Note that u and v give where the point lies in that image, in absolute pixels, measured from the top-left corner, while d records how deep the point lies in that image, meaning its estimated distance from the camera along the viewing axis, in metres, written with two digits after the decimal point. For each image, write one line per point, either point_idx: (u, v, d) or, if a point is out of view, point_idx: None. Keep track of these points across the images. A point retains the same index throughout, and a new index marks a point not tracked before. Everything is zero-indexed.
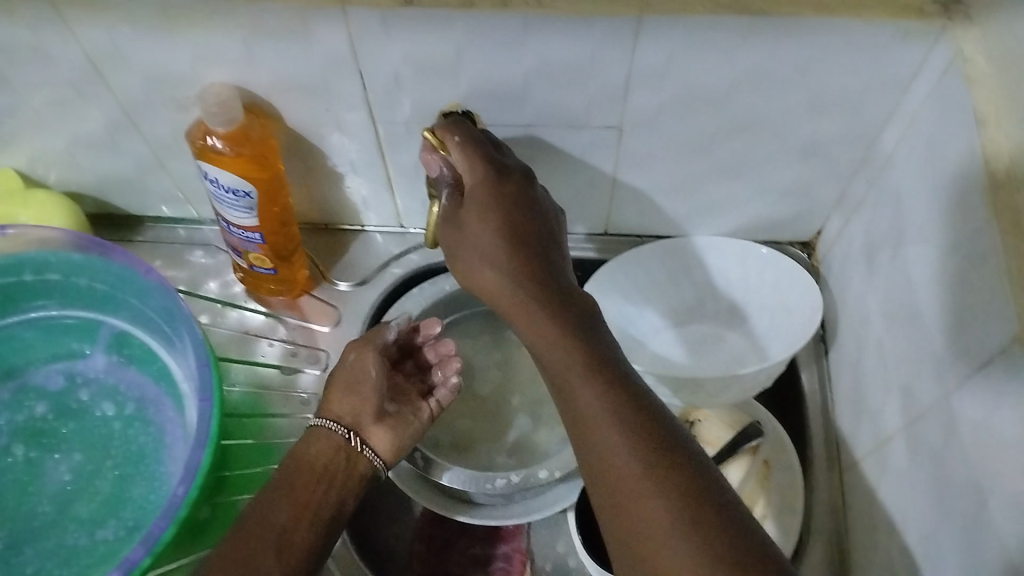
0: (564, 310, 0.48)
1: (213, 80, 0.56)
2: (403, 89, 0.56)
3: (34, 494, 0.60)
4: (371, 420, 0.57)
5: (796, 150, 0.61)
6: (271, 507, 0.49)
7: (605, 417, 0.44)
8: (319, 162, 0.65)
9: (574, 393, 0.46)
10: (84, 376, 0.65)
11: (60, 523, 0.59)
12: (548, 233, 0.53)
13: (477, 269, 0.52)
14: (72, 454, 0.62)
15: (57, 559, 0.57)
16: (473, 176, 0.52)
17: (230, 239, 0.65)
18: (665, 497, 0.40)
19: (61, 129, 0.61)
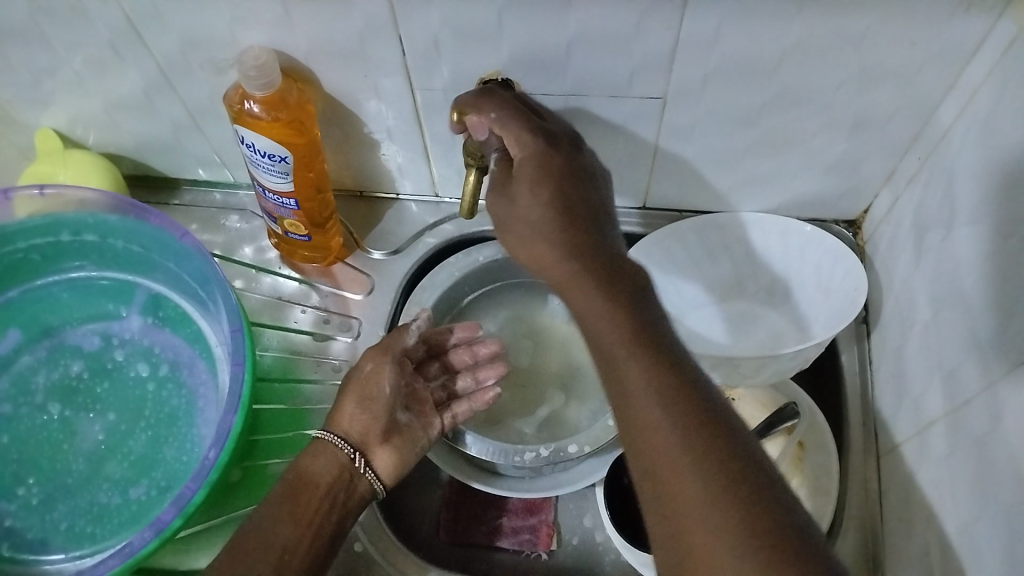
0: (610, 279, 0.47)
1: (251, 43, 0.55)
2: (442, 55, 0.55)
3: (69, 452, 0.61)
4: (377, 440, 0.57)
5: (846, 125, 0.59)
6: (273, 524, 0.51)
7: (645, 390, 0.43)
8: (356, 129, 0.64)
9: (618, 365, 0.45)
10: (119, 337, 0.65)
11: (95, 482, 0.59)
12: (597, 200, 0.52)
13: (523, 237, 0.51)
14: (106, 412, 0.62)
15: (91, 516, 0.58)
16: (521, 143, 0.52)
17: (265, 204, 0.65)
18: (706, 473, 0.39)
19: (99, 90, 0.61)
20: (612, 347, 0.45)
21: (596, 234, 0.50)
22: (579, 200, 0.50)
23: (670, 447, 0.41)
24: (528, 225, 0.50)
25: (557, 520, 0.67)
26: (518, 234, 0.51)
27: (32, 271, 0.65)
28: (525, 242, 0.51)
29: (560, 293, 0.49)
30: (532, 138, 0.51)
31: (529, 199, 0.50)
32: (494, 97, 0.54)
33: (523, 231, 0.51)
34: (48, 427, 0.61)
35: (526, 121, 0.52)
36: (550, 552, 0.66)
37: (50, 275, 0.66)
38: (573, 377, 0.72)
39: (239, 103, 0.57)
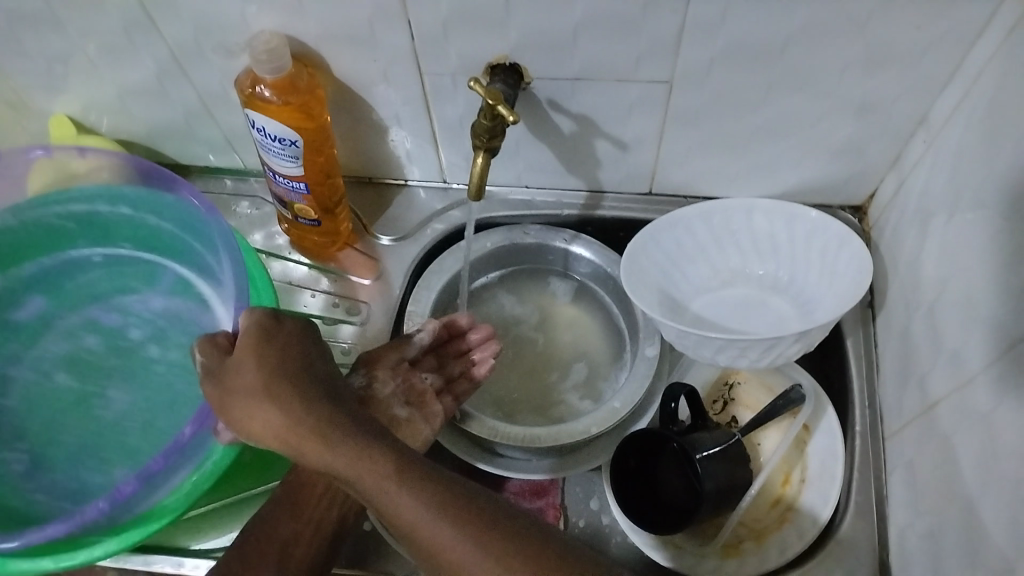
0: (340, 434, 0.48)
1: (262, 28, 0.56)
2: (450, 40, 0.56)
3: (66, 418, 0.61)
4: None
5: (851, 108, 0.60)
6: (275, 520, 0.53)
7: (464, 549, 0.44)
8: (365, 115, 0.65)
9: (420, 525, 0.45)
10: (134, 321, 0.66)
11: (86, 451, 0.60)
12: (321, 366, 0.51)
13: (260, 412, 0.48)
14: (111, 390, 0.63)
15: (74, 485, 0.58)
16: (246, 365, 0.49)
17: (276, 189, 0.66)
18: None
19: (113, 75, 0.62)
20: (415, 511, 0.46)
21: (295, 392, 0.49)
22: (286, 361, 0.50)
23: None
24: (254, 406, 0.48)
25: (563, 502, 0.67)
26: (244, 415, 0.49)
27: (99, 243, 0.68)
28: (265, 422, 0.48)
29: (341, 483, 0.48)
30: (259, 318, 0.51)
31: (272, 414, 0.48)
32: (254, 317, 0.51)
33: (253, 407, 0.48)
34: (52, 391, 0.63)
35: (260, 334, 0.51)
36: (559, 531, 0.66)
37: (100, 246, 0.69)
38: (580, 362, 0.73)
39: (251, 87, 0.58)
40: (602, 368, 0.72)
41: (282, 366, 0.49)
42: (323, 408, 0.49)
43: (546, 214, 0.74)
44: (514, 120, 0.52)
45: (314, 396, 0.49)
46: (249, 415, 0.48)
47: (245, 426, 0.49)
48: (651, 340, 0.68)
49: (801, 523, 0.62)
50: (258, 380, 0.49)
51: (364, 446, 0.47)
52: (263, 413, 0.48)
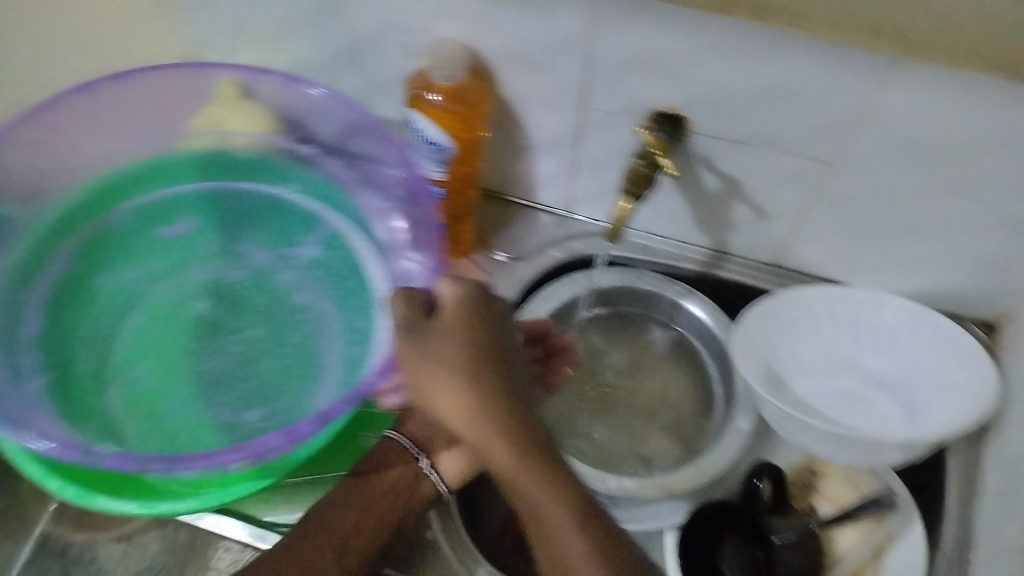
0: (524, 440, 0.48)
1: (445, 33, 0.57)
2: (624, 79, 0.56)
3: (230, 351, 0.63)
4: (445, 445, 0.61)
5: (1012, 226, 0.58)
6: (339, 511, 0.56)
7: None
8: (515, 135, 0.66)
9: (572, 558, 0.47)
10: (327, 282, 0.67)
11: (245, 385, 0.61)
12: (518, 362, 0.52)
13: (449, 389, 0.48)
14: (281, 339, 0.64)
15: (225, 417, 0.59)
16: (450, 336, 0.50)
17: (413, 187, 0.68)
18: None
19: (288, 48, 0.64)
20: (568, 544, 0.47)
21: (493, 379, 0.49)
22: (492, 347, 0.50)
23: None
24: (445, 380, 0.48)
25: None
26: (432, 386, 0.49)
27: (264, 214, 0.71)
28: (451, 401, 0.49)
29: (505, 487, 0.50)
30: (473, 296, 0.52)
31: (461, 394, 0.48)
32: (468, 293, 0.52)
33: (445, 383, 0.49)
34: (224, 324, 0.64)
35: (471, 310, 0.51)
36: None
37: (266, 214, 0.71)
38: (669, 416, 0.71)
39: (420, 89, 0.60)
40: (690, 427, 0.70)
41: (485, 350, 0.50)
42: (513, 407, 0.49)
43: (665, 264, 0.73)
44: (671, 174, 0.55)
45: (508, 391, 0.49)
46: (437, 388, 0.49)
47: (430, 398, 0.50)
48: (746, 413, 0.67)
49: None
50: (455, 357, 0.49)
51: (539, 463, 0.48)
52: (451, 392, 0.48)
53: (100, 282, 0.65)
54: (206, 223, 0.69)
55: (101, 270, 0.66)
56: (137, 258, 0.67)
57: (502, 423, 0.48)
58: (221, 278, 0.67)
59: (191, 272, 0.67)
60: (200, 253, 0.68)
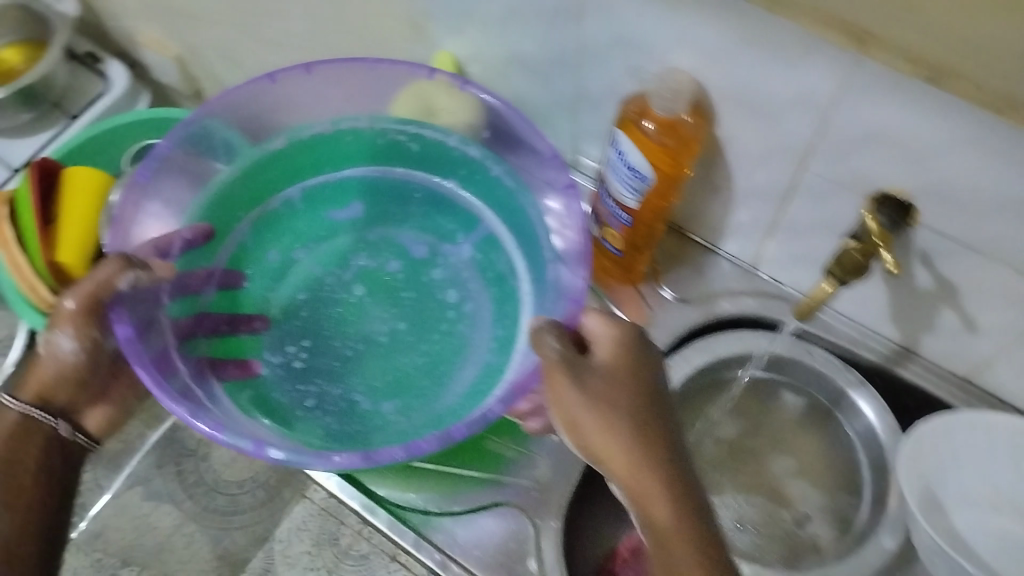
0: (677, 487, 0.44)
1: (676, 64, 0.54)
2: (857, 152, 0.52)
3: (373, 341, 0.64)
4: (88, 404, 0.66)
5: None
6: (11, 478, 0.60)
7: None
8: (716, 179, 0.62)
9: None
10: (478, 286, 0.67)
11: (382, 378, 0.62)
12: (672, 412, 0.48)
13: (607, 424, 0.45)
14: (424, 336, 0.64)
15: (366, 404, 0.61)
16: (610, 373, 0.47)
17: (599, 207, 0.66)
18: None
19: (511, 41, 0.64)
20: None
21: (651, 421, 0.46)
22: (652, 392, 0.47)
23: None
24: (606, 417, 0.45)
25: None
26: (592, 424, 0.45)
27: (420, 203, 0.70)
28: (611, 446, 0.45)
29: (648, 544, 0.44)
30: (636, 336, 0.50)
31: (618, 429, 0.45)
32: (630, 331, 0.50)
33: (602, 417, 0.45)
34: (374, 310, 0.65)
35: (633, 346, 0.49)
36: None
37: (426, 194, 0.70)
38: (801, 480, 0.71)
39: (635, 114, 0.57)
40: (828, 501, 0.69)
41: (644, 394, 0.47)
42: (668, 455, 0.45)
43: (842, 347, 0.68)
44: (892, 270, 0.49)
45: (662, 439, 0.45)
46: (597, 427, 0.45)
47: (582, 438, 0.46)
48: (893, 531, 0.62)
49: None
50: (609, 401, 0.46)
51: (691, 514, 0.43)
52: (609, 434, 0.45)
53: (261, 259, 0.67)
54: (373, 211, 0.70)
55: (262, 247, 0.68)
56: (296, 235, 0.69)
57: (659, 467, 0.44)
58: (378, 267, 0.67)
59: (352, 253, 0.68)
60: (360, 240, 0.69)
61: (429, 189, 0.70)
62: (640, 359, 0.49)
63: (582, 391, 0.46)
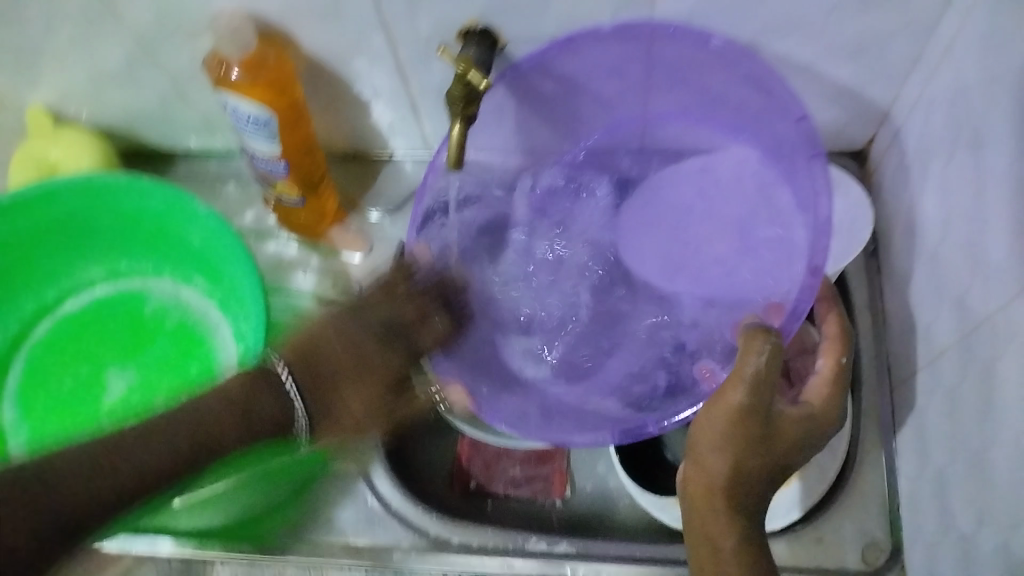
0: (747, 461, 0.47)
1: (224, 5, 0.55)
2: (420, 7, 0.54)
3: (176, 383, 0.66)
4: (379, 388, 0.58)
5: (847, 49, 0.58)
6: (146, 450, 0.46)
7: (724, 492, 0.47)
8: (342, 89, 0.64)
9: (699, 437, 0.49)
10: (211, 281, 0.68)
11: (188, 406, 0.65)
12: (768, 433, 0.48)
13: (747, 359, 0.48)
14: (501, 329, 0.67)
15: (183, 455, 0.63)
16: (765, 355, 0.47)
17: (257, 170, 0.65)
18: (730, 465, 0.47)
19: (86, 64, 0.62)
20: (711, 473, 0.48)
21: (765, 419, 0.48)
22: (753, 419, 0.47)
23: (734, 477, 0.47)
24: (738, 394, 0.47)
25: (569, 466, 0.70)
26: (743, 341, 0.49)
27: (168, 217, 0.65)
28: (706, 439, 0.48)
29: (745, 452, 0.47)
30: (772, 367, 0.47)
31: (738, 393, 0.47)
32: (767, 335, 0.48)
33: (743, 358, 0.48)
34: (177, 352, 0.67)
35: (768, 377, 0.48)
36: (564, 499, 0.69)
37: (155, 191, 0.63)
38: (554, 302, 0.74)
39: (218, 69, 0.57)
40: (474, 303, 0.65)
41: (744, 420, 0.47)
42: (751, 450, 0.47)
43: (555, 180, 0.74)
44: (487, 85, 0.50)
45: (756, 435, 0.47)
46: (747, 342, 0.49)
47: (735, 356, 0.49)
48: None
49: (809, 481, 0.61)
50: (747, 424, 0.47)
51: (742, 463, 0.47)
52: (715, 439, 0.48)
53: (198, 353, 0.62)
54: (150, 200, 0.63)
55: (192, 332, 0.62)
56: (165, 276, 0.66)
57: (754, 436, 0.47)
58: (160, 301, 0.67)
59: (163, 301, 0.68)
60: (176, 241, 0.67)
61: (164, 189, 0.62)
62: (767, 398, 0.48)
63: (748, 348, 0.48)
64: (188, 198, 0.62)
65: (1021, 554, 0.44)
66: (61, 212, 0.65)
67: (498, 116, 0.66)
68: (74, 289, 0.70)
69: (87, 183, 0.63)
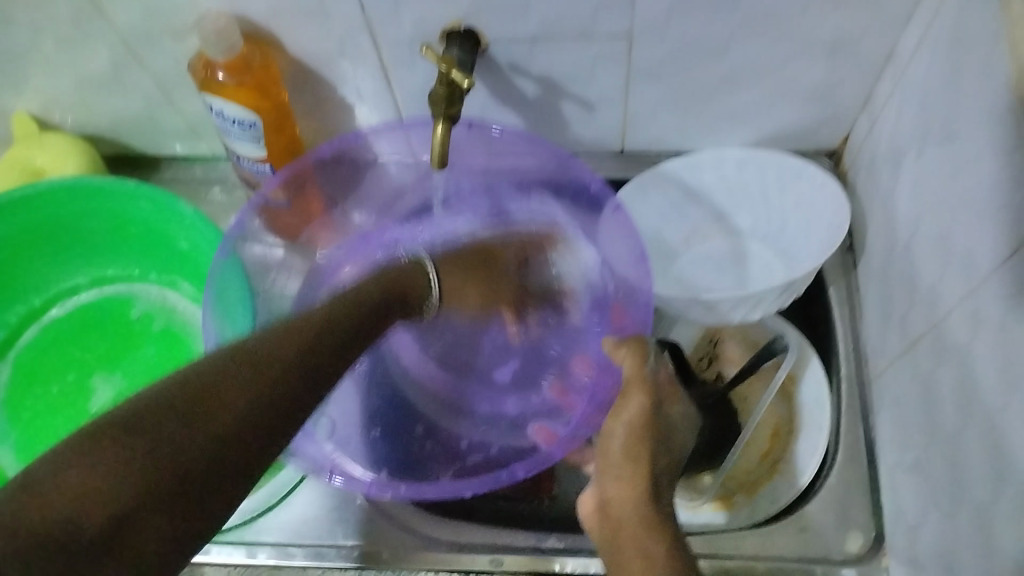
0: (648, 448, 0.52)
1: (211, 8, 0.56)
2: (404, 8, 0.55)
3: None
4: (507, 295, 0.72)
5: (821, 48, 0.59)
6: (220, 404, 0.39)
7: (636, 474, 0.51)
8: (328, 93, 0.65)
9: (606, 439, 0.54)
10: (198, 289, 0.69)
11: None
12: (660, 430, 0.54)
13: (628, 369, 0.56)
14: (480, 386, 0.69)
15: None
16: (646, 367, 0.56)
17: (242, 172, 0.65)
18: (637, 451, 0.52)
19: (71, 69, 0.63)
20: (624, 463, 0.52)
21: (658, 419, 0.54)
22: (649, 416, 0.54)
23: (645, 461, 0.52)
24: (640, 394, 0.54)
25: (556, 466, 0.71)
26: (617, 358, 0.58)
27: (154, 221, 0.65)
28: (613, 437, 0.54)
29: (646, 439, 0.53)
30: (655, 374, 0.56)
31: (636, 394, 0.55)
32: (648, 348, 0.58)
33: (631, 372, 0.56)
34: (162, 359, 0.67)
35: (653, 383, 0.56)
36: (551, 497, 0.70)
37: (141, 195, 0.63)
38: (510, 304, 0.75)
39: (205, 71, 0.57)
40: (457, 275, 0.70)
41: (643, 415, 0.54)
42: (650, 439, 0.53)
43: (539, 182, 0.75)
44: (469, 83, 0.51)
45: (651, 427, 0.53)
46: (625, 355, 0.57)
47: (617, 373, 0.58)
48: None
49: (790, 475, 0.65)
50: (648, 423, 0.54)
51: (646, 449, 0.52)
52: (627, 434, 0.53)
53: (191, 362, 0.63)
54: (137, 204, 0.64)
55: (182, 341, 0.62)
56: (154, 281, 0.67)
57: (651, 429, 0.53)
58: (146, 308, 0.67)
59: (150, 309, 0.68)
60: (163, 246, 0.67)
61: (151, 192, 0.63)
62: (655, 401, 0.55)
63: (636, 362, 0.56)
64: (174, 200, 0.62)
65: (995, 531, 0.45)
66: (47, 216, 0.65)
67: (481, 117, 0.67)
68: (59, 293, 0.70)
69: (74, 186, 0.63)
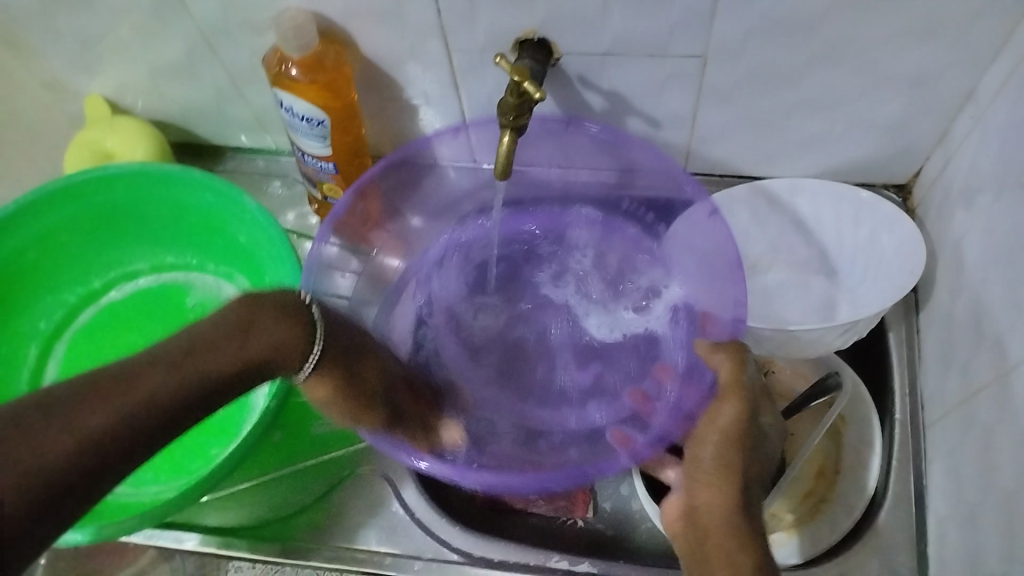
0: (742, 457, 0.50)
1: (289, 4, 0.56)
2: (478, 15, 0.55)
3: None
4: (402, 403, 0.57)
5: (900, 81, 0.58)
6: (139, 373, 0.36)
7: (726, 483, 0.48)
8: (395, 95, 0.65)
9: (697, 439, 0.52)
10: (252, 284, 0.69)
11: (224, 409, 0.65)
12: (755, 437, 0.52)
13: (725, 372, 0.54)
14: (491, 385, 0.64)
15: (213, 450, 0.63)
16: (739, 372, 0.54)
17: (304, 169, 0.66)
18: (727, 458, 0.49)
19: (147, 56, 0.64)
20: (711, 473, 0.49)
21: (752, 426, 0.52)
22: (744, 421, 0.51)
23: (737, 470, 0.49)
24: (729, 398, 0.52)
25: (592, 486, 0.69)
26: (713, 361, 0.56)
27: (216, 212, 0.66)
28: (703, 442, 0.51)
29: (738, 447, 0.50)
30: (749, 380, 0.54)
31: (729, 397, 0.52)
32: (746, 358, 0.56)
33: (725, 375, 0.54)
34: None
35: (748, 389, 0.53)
36: (586, 518, 0.69)
37: (206, 186, 0.64)
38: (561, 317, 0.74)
39: (278, 66, 0.58)
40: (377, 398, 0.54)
41: (737, 417, 0.51)
42: (746, 448, 0.50)
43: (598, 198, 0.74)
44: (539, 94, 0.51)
45: (745, 433, 0.51)
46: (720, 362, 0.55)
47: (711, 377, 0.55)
48: None
49: (835, 516, 0.62)
50: (743, 429, 0.51)
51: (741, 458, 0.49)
52: (718, 438, 0.50)
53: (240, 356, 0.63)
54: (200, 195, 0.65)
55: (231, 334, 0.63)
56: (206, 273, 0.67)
57: (745, 436, 0.51)
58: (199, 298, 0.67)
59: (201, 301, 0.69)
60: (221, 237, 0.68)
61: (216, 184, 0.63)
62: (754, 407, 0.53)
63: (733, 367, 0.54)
64: (237, 193, 0.62)
65: None
66: (114, 200, 0.66)
67: (545, 129, 0.67)
68: (118, 276, 0.72)
69: (142, 173, 0.64)
